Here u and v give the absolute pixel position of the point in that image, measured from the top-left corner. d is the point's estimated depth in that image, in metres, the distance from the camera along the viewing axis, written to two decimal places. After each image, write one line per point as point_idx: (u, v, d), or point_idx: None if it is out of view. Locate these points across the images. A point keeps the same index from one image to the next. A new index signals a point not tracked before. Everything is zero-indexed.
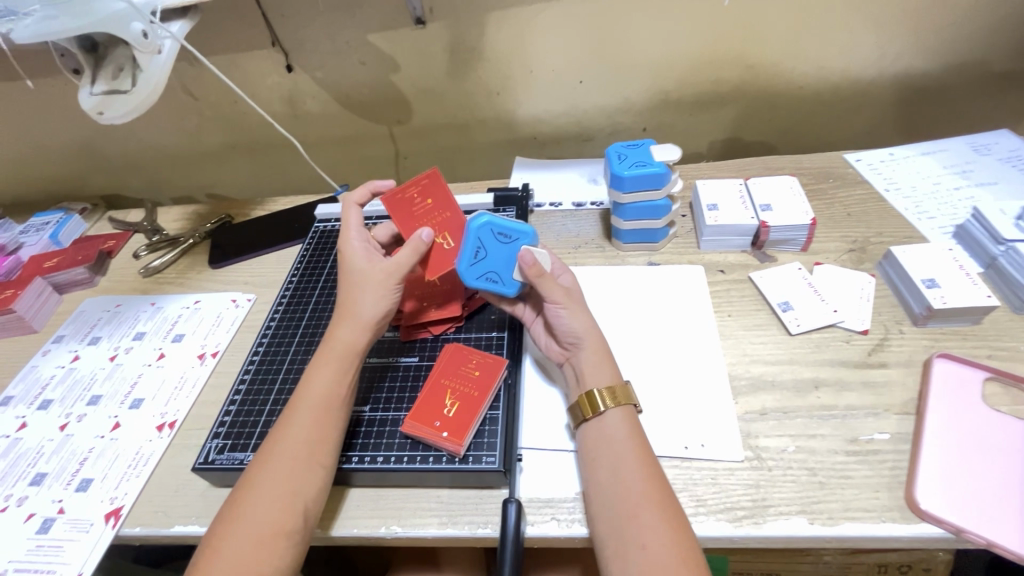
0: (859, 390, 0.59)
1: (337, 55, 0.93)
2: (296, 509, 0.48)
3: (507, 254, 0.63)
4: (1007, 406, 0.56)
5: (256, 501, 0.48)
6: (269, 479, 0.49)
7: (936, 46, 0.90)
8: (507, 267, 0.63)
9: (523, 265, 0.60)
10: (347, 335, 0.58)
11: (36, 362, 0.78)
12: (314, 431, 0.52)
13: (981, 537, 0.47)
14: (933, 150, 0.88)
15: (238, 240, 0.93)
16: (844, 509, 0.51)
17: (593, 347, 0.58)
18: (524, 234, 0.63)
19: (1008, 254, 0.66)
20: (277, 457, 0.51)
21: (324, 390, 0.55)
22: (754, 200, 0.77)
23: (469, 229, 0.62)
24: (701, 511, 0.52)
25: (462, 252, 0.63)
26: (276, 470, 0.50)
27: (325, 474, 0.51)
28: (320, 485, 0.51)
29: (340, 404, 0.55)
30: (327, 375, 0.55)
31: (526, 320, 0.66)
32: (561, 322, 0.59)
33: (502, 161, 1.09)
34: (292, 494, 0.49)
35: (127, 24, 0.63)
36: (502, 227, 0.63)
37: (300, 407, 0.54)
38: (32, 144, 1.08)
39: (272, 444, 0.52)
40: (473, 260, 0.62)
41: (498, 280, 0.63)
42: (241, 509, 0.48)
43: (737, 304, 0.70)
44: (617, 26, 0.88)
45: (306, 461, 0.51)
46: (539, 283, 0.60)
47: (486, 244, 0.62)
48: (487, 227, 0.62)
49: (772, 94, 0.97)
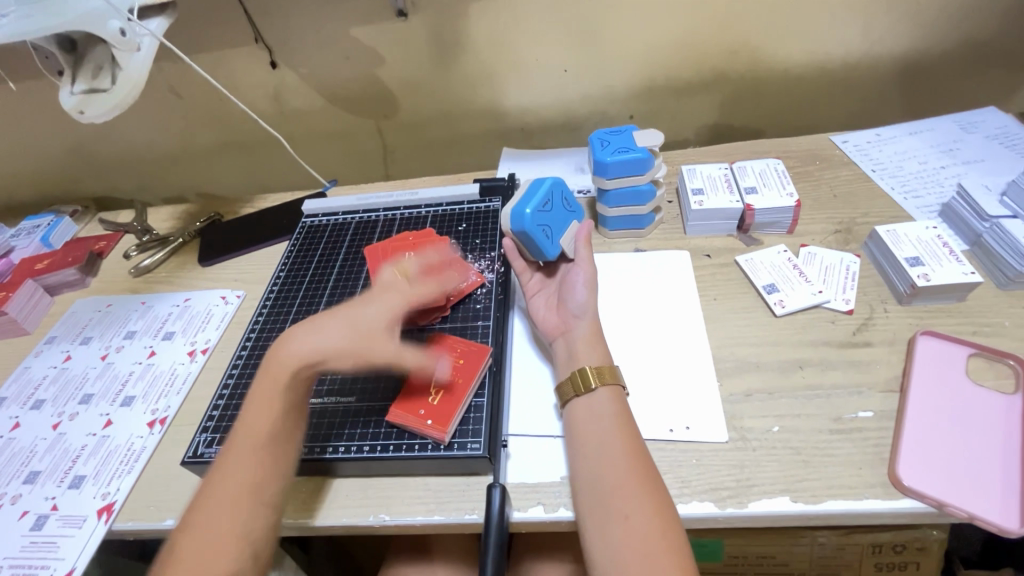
0: (843, 369, 0.59)
1: (321, 50, 0.93)
2: (240, 549, 0.45)
3: (563, 218, 0.69)
4: (990, 381, 0.56)
5: (196, 542, 0.44)
6: (211, 520, 0.45)
7: (922, 24, 0.89)
8: (558, 229, 0.67)
9: (578, 234, 0.68)
10: (285, 363, 0.50)
11: (28, 363, 0.78)
12: (260, 469, 0.48)
13: (963, 509, 0.48)
14: (920, 130, 0.88)
15: (227, 238, 0.93)
16: (827, 486, 0.51)
17: (591, 326, 0.61)
18: (578, 212, 0.71)
19: (992, 230, 0.65)
20: (218, 496, 0.46)
21: (266, 425, 0.49)
22: (739, 183, 0.77)
23: (542, 183, 0.69)
24: (686, 491, 0.52)
25: (534, 198, 0.66)
26: (218, 511, 0.46)
27: (272, 512, 0.48)
28: (266, 522, 0.47)
29: (286, 438, 0.50)
30: (267, 410, 0.50)
31: (532, 290, 0.68)
32: (579, 293, 0.63)
33: (489, 152, 1.09)
34: (235, 534, 0.45)
35: (104, 22, 0.63)
36: (567, 195, 0.71)
37: (261, 404, 0.50)
38: (22, 148, 1.08)
39: (210, 483, 0.47)
40: (539, 207, 0.66)
41: (548, 235, 0.66)
42: (182, 553, 0.44)
43: (723, 287, 0.70)
44: (599, 12, 0.87)
45: (254, 500, 0.47)
46: (580, 249, 0.67)
47: (554, 202, 0.68)
48: (557, 190, 0.70)
49: (757, 77, 0.96)
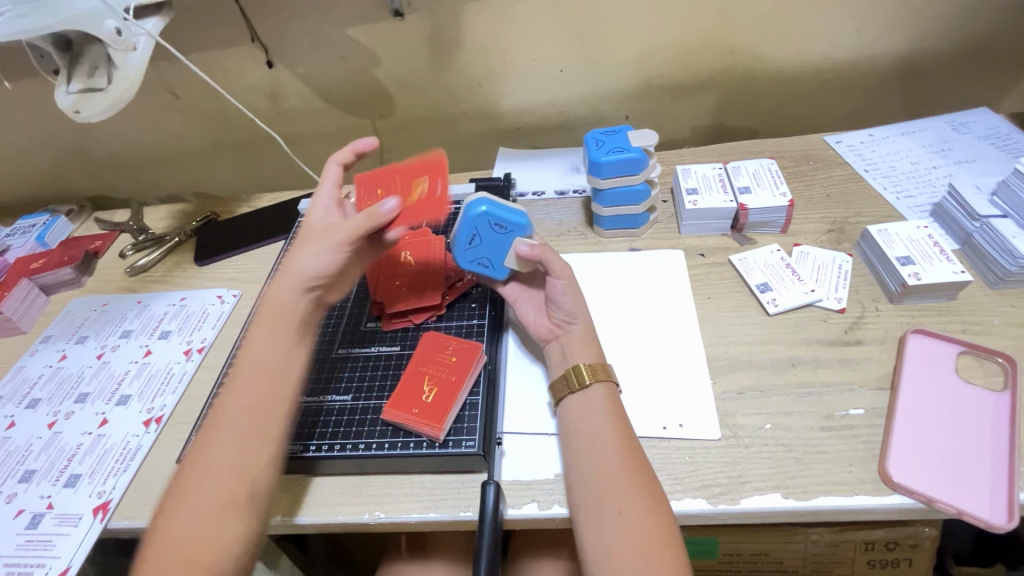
0: (834, 366, 0.60)
1: (317, 49, 0.93)
2: (246, 479, 0.49)
3: (500, 245, 0.64)
4: (980, 379, 0.57)
5: (207, 471, 0.49)
6: (218, 448, 0.50)
7: (914, 25, 0.90)
8: (499, 254, 0.64)
9: (518, 255, 0.63)
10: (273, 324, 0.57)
11: (23, 362, 0.78)
12: (263, 397, 0.53)
13: (951, 505, 0.48)
14: (912, 130, 0.89)
15: (223, 237, 0.93)
16: (818, 483, 0.51)
17: (584, 328, 0.61)
18: (519, 227, 0.63)
19: (982, 230, 0.66)
20: (225, 425, 0.51)
21: (247, 411, 0.52)
22: (733, 183, 0.78)
23: (466, 214, 0.63)
24: (679, 488, 0.53)
25: (458, 236, 0.64)
26: (224, 440, 0.50)
27: (276, 445, 0.51)
28: (270, 454, 0.51)
29: (283, 371, 0.55)
30: (267, 341, 0.55)
31: (511, 296, 0.67)
32: (561, 295, 0.61)
33: (485, 152, 1.09)
34: (239, 464, 0.49)
35: (100, 22, 0.63)
36: (499, 217, 0.63)
37: (247, 376, 0.54)
38: (18, 147, 1.08)
39: (195, 467, 0.49)
40: (468, 244, 0.64)
41: (488, 265, 0.65)
42: (189, 482, 0.49)
43: (716, 286, 0.71)
44: (594, 13, 0.88)
45: (257, 433, 0.51)
46: (542, 261, 0.62)
47: (481, 233, 0.63)
48: (484, 216, 0.63)
49: (752, 78, 0.97)
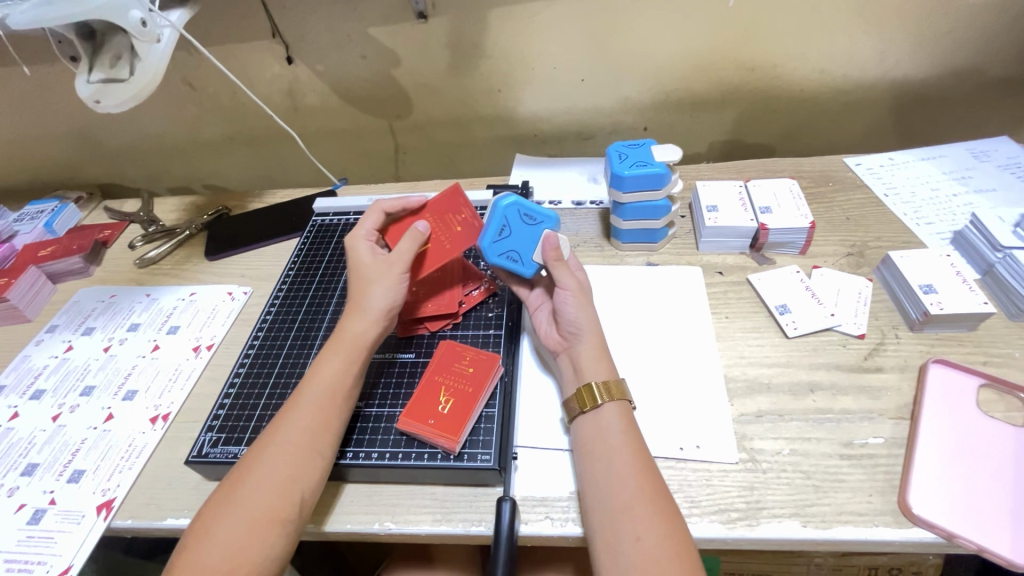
0: (854, 394, 0.60)
1: (338, 48, 0.93)
2: (292, 497, 0.49)
3: (530, 235, 0.64)
4: (1000, 412, 0.56)
5: (255, 482, 0.49)
6: (270, 461, 0.50)
7: (939, 51, 0.90)
8: (528, 247, 0.64)
9: (546, 247, 0.63)
10: (348, 342, 0.58)
11: (28, 352, 0.77)
12: (318, 419, 0.53)
13: (972, 542, 0.47)
14: (933, 156, 0.88)
15: (235, 233, 0.92)
16: (837, 512, 0.51)
17: (593, 340, 0.59)
18: (548, 219, 0.65)
19: (1005, 261, 0.65)
20: (280, 441, 0.51)
21: (302, 425, 0.52)
22: (754, 202, 0.77)
23: (497, 207, 0.64)
24: (695, 511, 0.52)
25: (487, 229, 0.64)
26: (277, 454, 0.50)
27: (324, 465, 0.51)
28: (319, 474, 0.51)
29: (344, 396, 0.55)
30: (337, 364, 0.56)
31: (529, 305, 0.67)
32: (568, 310, 0.60)
33: (501, 158, 1.09)
34: (288, 482, 0.49)
35: (126, 13, 0.62)
36: (529, 209, 0.65)
37: (305, 395, 0.54)
38: (30, 132, 1.07)
39: (245, 471, 0.50)
40: (497, 237, 0.64)
41: (517, 260, 0.64)
42: (239, 489, 0.49)
43: (734, 306, 0.70)
44: (619, 25, 0.87)
45: (307, 451, 0.51)
46: (554, 267, 0.62)
47: (511, 223, 0.64)
48: (513, 207, 0.64)
49: (773, 97, 0.97)
